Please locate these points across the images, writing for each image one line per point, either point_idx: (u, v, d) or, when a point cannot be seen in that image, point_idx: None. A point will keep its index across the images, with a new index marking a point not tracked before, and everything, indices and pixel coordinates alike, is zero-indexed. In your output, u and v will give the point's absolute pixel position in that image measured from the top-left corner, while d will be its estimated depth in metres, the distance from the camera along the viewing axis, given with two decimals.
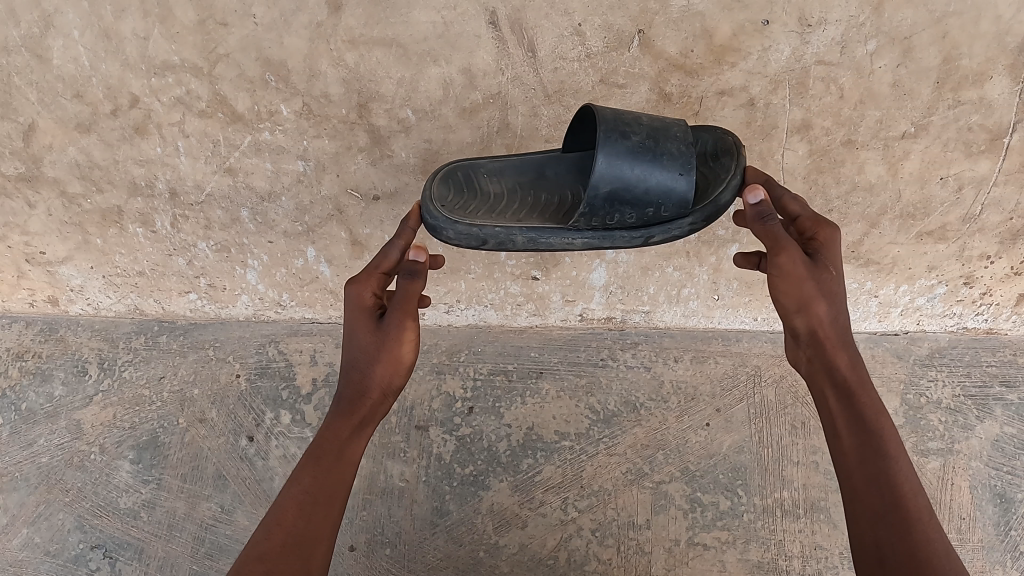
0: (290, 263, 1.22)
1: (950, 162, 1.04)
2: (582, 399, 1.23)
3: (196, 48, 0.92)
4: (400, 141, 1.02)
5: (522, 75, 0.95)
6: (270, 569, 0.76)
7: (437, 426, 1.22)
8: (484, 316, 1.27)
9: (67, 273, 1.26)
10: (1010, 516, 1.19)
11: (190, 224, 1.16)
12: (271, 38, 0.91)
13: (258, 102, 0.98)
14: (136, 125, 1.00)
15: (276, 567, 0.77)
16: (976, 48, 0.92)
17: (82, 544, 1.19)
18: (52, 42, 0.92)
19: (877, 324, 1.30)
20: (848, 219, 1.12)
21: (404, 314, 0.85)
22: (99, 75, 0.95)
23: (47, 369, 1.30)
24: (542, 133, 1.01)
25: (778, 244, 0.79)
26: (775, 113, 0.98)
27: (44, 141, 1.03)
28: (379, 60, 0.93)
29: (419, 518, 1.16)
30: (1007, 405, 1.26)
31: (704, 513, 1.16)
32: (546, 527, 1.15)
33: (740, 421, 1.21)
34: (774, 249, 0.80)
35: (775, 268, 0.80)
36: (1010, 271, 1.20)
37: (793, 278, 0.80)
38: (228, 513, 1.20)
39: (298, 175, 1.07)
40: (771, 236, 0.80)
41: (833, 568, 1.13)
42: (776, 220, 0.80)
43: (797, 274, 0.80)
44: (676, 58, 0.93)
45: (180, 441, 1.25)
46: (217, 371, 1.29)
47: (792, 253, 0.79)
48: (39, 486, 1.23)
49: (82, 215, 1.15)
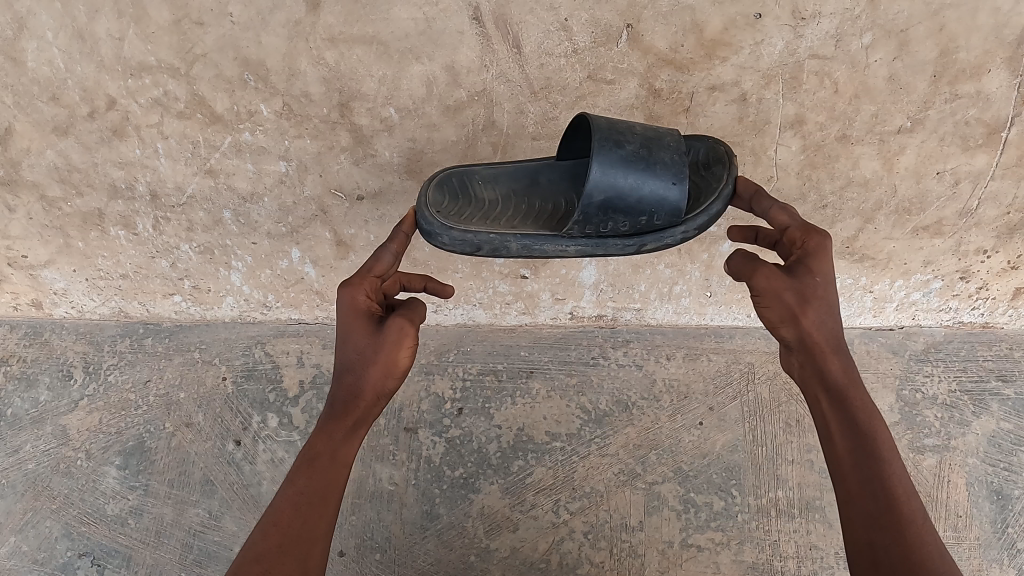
0: (274, 264, 1.20)
1: (946, 157, 1.02)
2: (573, 399, 1.22)
3: (173, 49, 0.89)
4: (383, 140, 0.99)
5: (507, 72, 0.93)
6: (268, 570, 0.75)
7: (426, 428, 1.20)
8: (473, 315, 1.26)
9: (50, 277, 1.24)
10: (1006, 514, 1.18)
11: (172, 227, 1.13)
12: (248, 37, 0.89)
13: (237, 103, 0.95)
14: (114, 128, 0.98)
15: (274, 567, 0.75)
16: (974, 41, 0.89)
17: (69, 552, 1.18)
18: (25, 44, 0.89)
19: (872, 320, 1.28)
20: (842, 215, 1.10)
21: (405, 321, 0.83)
22: (74, 77, 0.92)
23: (31, 374, 1.28)
24: (528, 131, 0.98)
25: (753, 266, 0.80)
26: (767, 108, 0.96)
27: (20, 144, 1.00)
28: (360, 59, 0.91)
29: (409, 522, 1.15)
30: (1003, 401, 1.24)
31: (698, 514, 1.15)
32: (537, 530, 1.14)
33: (733, 420, 1.20)
34: (749, 271, 0.80)
35: (753, 289, 0.81)
36: (1007, 266, 1.18)
37: (773, 292, 0.79)
38: (216, 518, 1.18)
39: (280, 176, 1.05)
40: (746, 264, 0.81)
41: (828, 568, 1.12)
42: (747, 250, 0.82)
43: (777, 287, 0.78)
44: (666, 54, 0.91)
45: (166, 446, 1.23)
46: (203, 374, 1.28)
47: (768, 271, 0.79)
48: (25, 493, 1.22)
49: (62, 219, 1.12)
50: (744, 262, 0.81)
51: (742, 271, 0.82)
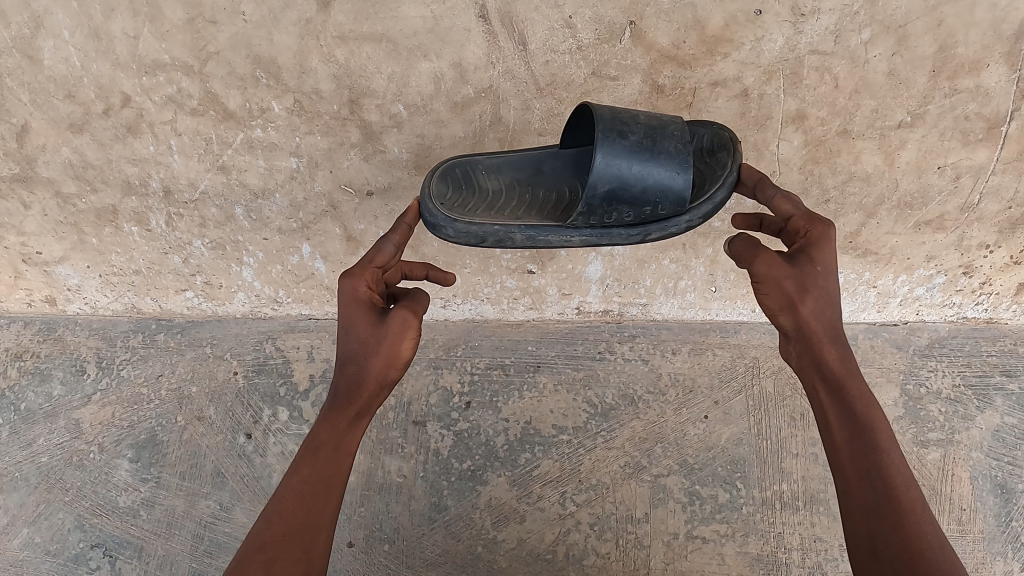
0: (285, 260, 1.22)
1: (947, 151, 1.03)
2: (580, 393, 1.23)
3: (186, 47, 0.92)
4: (392, 136, 1.01)
5: (513, 69, 0.94)
6: (272, 559, 0.76)
7: (434, 421, 1.22)
8: (480, 310, 1.27)
9: (64, 273, 1.26)
10: (1010, 507, 1.19)
11: (184, 222, 1.16)
12: (260, 35, 0.91)
13: (249, 100, 0.97)
14: (129, 125, 1.00)
15: (278, 556, 0.77)
16: (972, 36, 0.91)
17: (81, 543, 1.19)
18: (42, 43, 0.91)
19: (876, 315, 1.29)
20: (845, 210, 1.12)
21: (408, 313, 0.84)
22: (90, 75, 0.94)
23: (45, 369, 1.31)
24: (535, 126, 1.00)
25: (754, 253, 0.81)
26: (769, 103, 0.97)
27: (37, 141, 1.02)
28: (370, 56, 0.93)
29: (417, 513, 1.16)
30: (1007, 395, 1.25)
31: (703, 506, 1.16)
32: (544, 522, 1.15)
33: (738, 414, 1.21)
34: (750, 257, 0.81)
35: (754, 276, 0.81)
36: (1009, 261, 1.19)
37: (773, 279, 0.80)
38: (226, 510, 1.20)
39: (290, 172, 1.07)
40: (748, 250, 0.81)
41: (833, 560, 1.13)
42: (750, 235, 0.83)
43: (778, 275, 0.79)
44: (669, 50, 0.92)
45: (178, 439, 1.25)
46: (214, 369, 1.30)
47: (769, 258, 0.80)
48: (39, 486, 1.23)
49: (77, 216, 1.15)
50: (746, 248, 0.82)
51: (743, 257, 0.83)
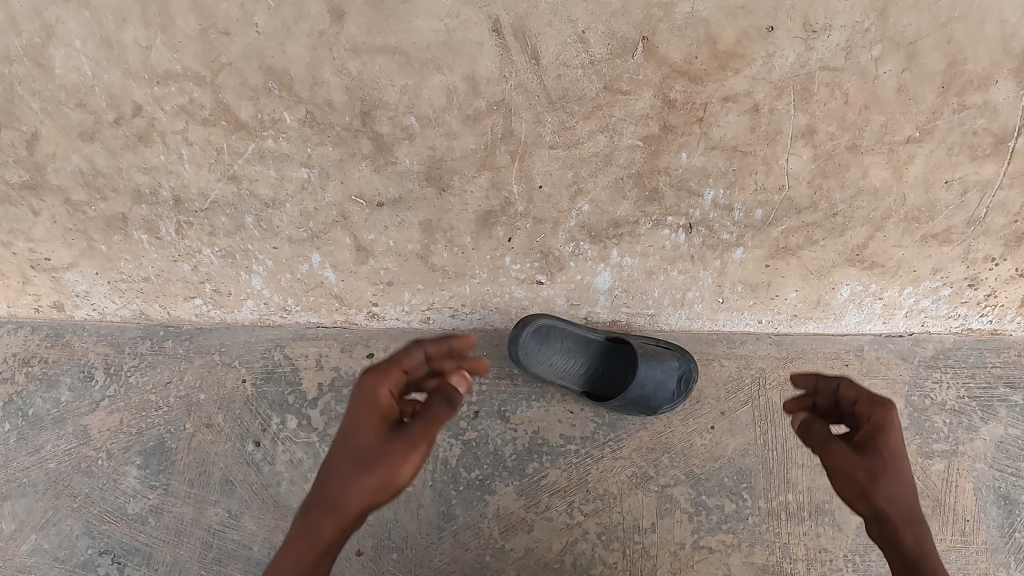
0: (295, 269, 1.21)
1: (954, 166, 1.04)
2: (588, 404, 1.23)
3: (198, 57, 0.93)
4: (404, 148, 1.02)
5: (526, 83, 0.95)
6: None
7: (442, 431, 1.22)
8: (488, 319, 1.28)
9: (72, 279, 1.26)
10: (1013, 518, 1.20)
11: (194, 231, 1.16)
12: (273, 47, 0.92)
13: (262, 111, 0.98)
14: (140, 133, 1.01)
15: None
16: (981, 52, 0.93)
17: (90, 549, 1.21)
18: (53, 51, 0.93)
19: (882, 326, 1.28)
20: (852, 224, 1.11)
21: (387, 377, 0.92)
22: (101, 84, 0.95)
23: (52, 375, 1.31)
24: (546, 140, 1.00)
25: (826, 443, 0.91)
26: (779, 118, 0.98)
27: (48, 149, 1.03)
28: (382, 68, 0.94)
29: (426, 522, 1.17)
30: (1011, 407, 1.26)
31: (709, 517, 1.17)
32: (552, 530, 1.16)
33: (744, 425, 1.22)
34: (823, 449, 0.91)
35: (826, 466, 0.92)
36: (1014, 273, 1.19)
37: (844, 469, 0.90)
38: (235, 517, 1.21)
39: (301, 182, 1.07)
40: (820, 440, 0.92)
41: (838, 571, 1.15)
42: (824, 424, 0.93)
43: (849, 466, 0.90)
44: (681, 65, 0.94)
45: (187, 447, 1.26)
46: (223, 376, 1.29)
47: (839, 451, 0.90)
48: (47, 492, 1.24)
49: (86, 222, 1.14)
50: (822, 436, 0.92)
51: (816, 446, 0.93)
